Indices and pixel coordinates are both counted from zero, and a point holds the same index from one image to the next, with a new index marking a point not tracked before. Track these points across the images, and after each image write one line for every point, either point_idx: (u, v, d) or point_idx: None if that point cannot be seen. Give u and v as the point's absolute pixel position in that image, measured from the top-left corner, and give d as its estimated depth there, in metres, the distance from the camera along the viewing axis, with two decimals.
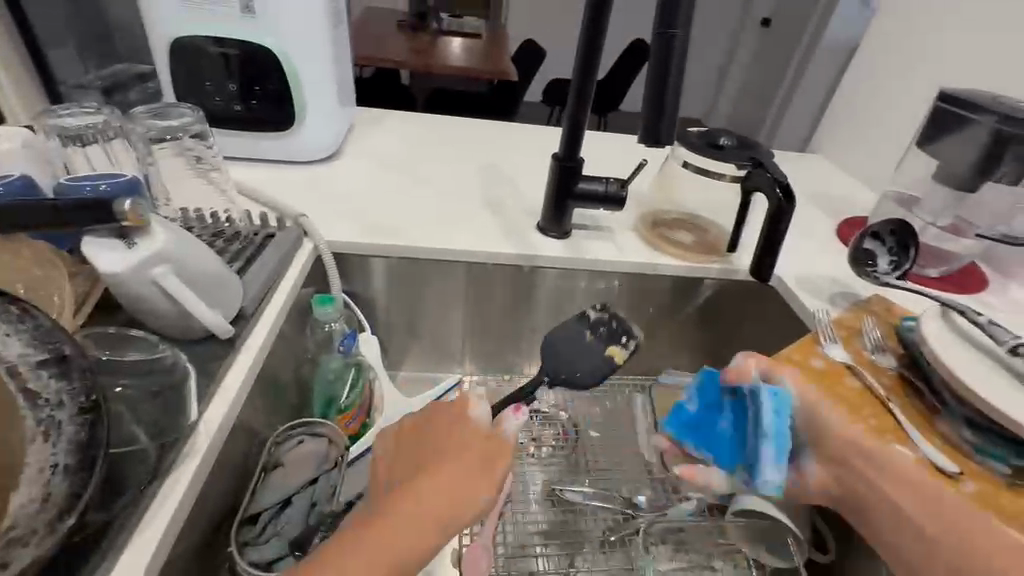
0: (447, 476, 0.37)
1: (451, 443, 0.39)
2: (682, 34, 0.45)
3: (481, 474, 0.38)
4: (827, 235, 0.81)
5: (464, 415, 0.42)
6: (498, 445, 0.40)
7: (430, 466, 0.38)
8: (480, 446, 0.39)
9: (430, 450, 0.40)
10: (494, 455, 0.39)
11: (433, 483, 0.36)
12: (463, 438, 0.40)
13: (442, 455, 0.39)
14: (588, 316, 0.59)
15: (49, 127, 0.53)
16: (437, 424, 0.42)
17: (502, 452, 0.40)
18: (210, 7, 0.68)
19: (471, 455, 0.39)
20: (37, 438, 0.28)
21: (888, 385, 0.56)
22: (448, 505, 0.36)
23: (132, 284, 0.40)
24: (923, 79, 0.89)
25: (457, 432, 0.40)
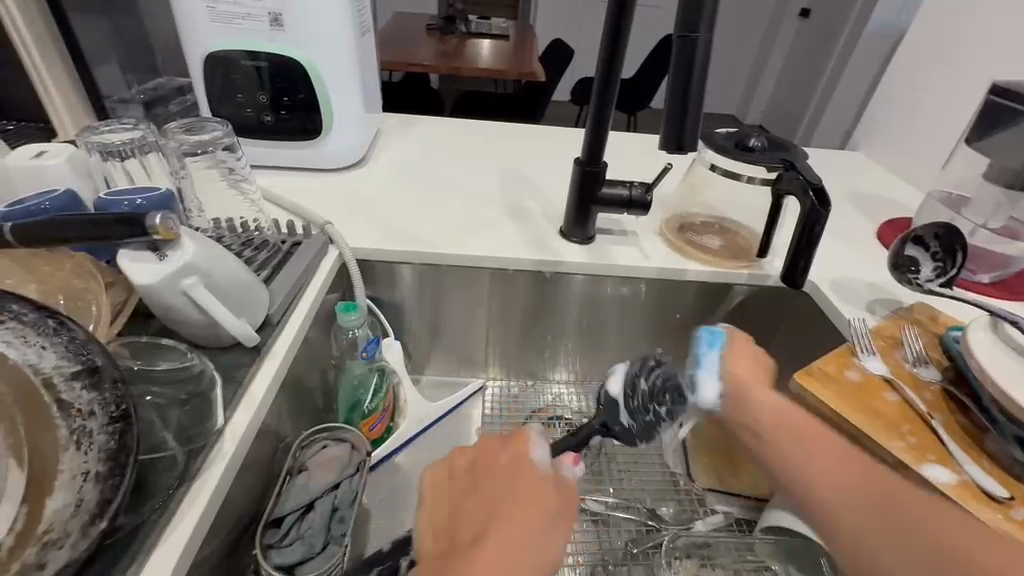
0: (529, 527, 0.37)
1: (523, 485, 0.40)
2: (705, 38, 0.43)
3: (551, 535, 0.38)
4: (866, 238, 0.77)
5: (530, 451, 0.42)
6: (564, 498, 0.41)
7: (496, 514, 0.38)
8: (556, 496, 0.40)
9: (491, 492, 0.40)
10: (561, 507, 0.40)
11: (516, 533, 0.36)
12: (530, 483, 0.40)
13: (514, 498, 0.39)
14: (649, 375, 0.57)
15: (90, 143, 0.55)
16: (503, 462, 0.42)
17: (568, 504, 0.40)
18: (240, 22, 0.71)
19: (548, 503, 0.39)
20: (71, 446, 0.29)
21: (931, 401, 0.52)
22: (530, 561, 0.36)
23: (164, 295, 0.42)
24: (972, 71, 0.84)
25: (527, 472, 0.41)
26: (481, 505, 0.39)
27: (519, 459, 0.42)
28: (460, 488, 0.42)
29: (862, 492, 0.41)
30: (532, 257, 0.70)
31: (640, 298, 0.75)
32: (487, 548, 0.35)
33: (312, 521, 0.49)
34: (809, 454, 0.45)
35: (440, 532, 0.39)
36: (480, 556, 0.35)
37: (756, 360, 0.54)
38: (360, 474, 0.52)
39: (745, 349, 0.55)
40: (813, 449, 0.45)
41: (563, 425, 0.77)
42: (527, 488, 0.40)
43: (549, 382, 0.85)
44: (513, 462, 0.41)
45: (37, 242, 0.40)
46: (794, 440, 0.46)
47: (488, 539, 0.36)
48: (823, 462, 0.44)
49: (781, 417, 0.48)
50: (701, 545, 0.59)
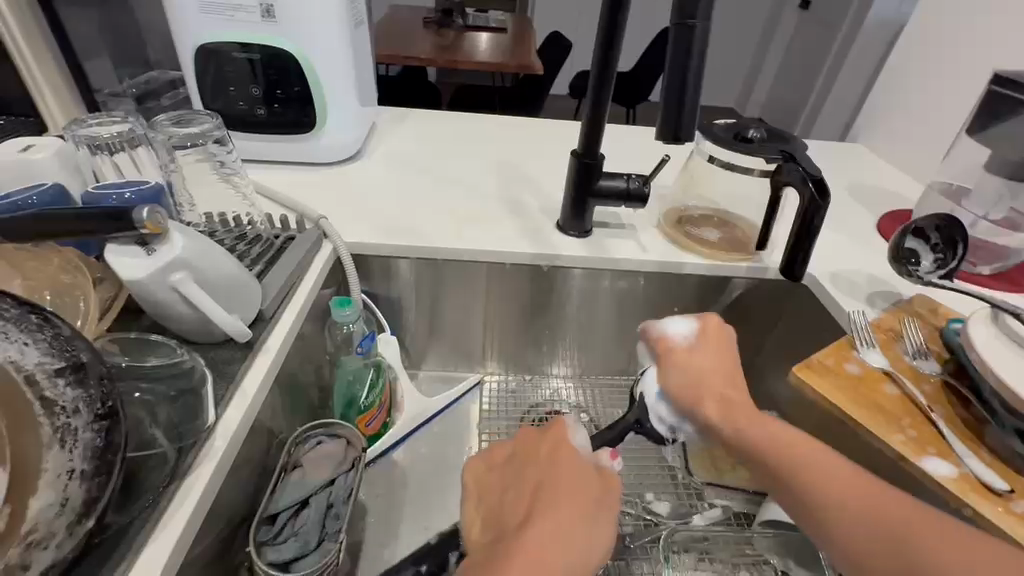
0: (577, 511, 0.39)
1: (567, 470, 0.42)
2: (702, 25, 0.42)
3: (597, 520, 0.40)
4: (867, 231, 0.76)
5: (569, 439, 0.45)
6: (606, 479, 0.43)
7: (541, 502, 0.40)
8: (598, 480, 0.42)
9: (533, 480, 0.42)
10: (604, 490, 0.42)
11: (564, 516, 0.39)
12: (570, 470, 0.42)
13: (558, 484, 0.41)
14: None
15: (78, 136, 0.54)
16: (545, 450, 0.44)
17: (610, 484, 0.43)
18: (232, 14, 0.70)
19: (592, 486, 0.42)
20: (54, 445, 0.28)
21: (931, 394, 0.52)
22: (579, 541, 0.38)
23: (153, 290, 0.41)
24: (974, 61, 0.82)
25: (568, 459, 0.43)
26: (524, 493, 0.41)
27: (559, 447, 0.44)
28: (502, 479, 0.44)
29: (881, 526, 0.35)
30: (529, 251, 0.69)
31: (638, 291, 0.74)
32: (536, 532, 0.37)
33: (306, 517, 0.48)
34: (825, 485, 0.38)
35: (491, 519, 0.41)
36: (526, 543, 0.37)
37: (729, 357, 0.48)
38: (354, 470, 0.52)
39: (722, 349, 0.49)
40: (831, 479, 0.38)
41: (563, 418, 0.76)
42: (569, 475, 0.42)
43: (547, 377, 0.84)
44: (552, 452, 0.44)
45: (23, 237, 0.40)
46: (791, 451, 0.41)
47: (535, 521, 0.38)
48: (824, 474, 0.39)
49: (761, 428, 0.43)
50: (699, 539, 0.59)
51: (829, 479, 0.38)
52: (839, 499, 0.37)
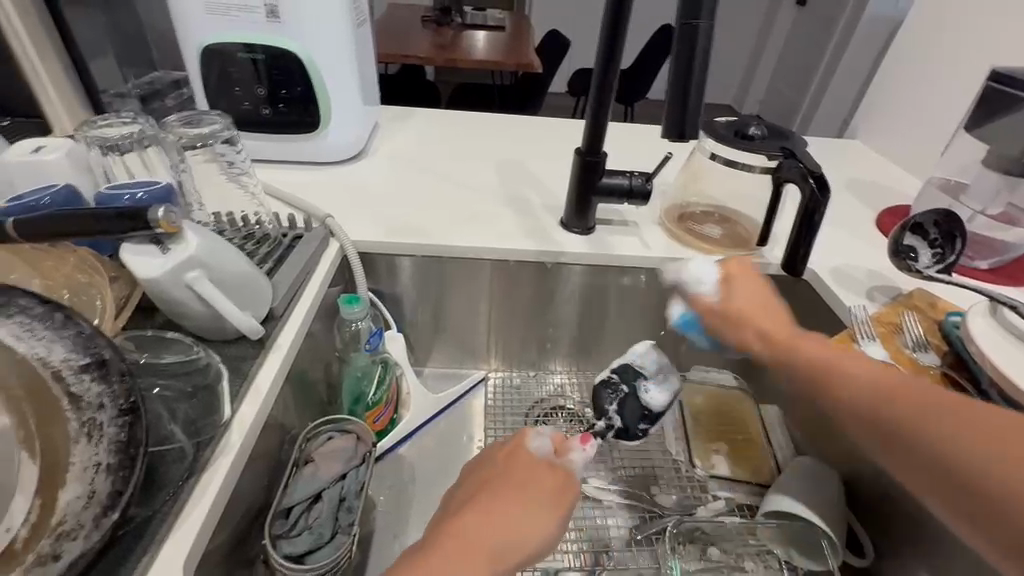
0: (541, 495, 0.44)
1: (524, 468, 0.46)
2: (706, 24, 0.43)
3: (537, 508, 0.43)
4: (866, 226, 0.77)
5: (526, 444, 0.48)
6: (557, 472, 0.46)
7: (482, 494, 0.44)
8: (556, 478, 0.46)
9: (479, 478, 0.46)
10: (552, 487, 0.45)
11: (530, 502, 0.43)
12: (518, 463, 0.46)
13: (504, 478, 0.45)
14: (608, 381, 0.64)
15: (89, 138, 0.55)
16: (500, 455, 0.48)
17: (562, 478, 0.46)
18: (237, 14, 0.70)
19: (551, 482, 0.46)
20: (81, 438, 0.29)
21: (931, 385, 0.53)
22: (514, 531, 0.41)
23: (169, 288, 0.42)
24: (971, 57, 0.83)
25: (519, 458, 0.47)
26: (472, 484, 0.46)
27: (516, 448, 0.48)
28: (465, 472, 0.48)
29: (940, 434, 0.35)
30: (534, 248, 0.70)
31: (642, 287, 0.75)
32: (469, 514, 0.42)
33: (320, 511, 0.49)
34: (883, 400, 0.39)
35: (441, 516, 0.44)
36: (467, 524, 0.41)
37: (762, 287, 0.51)
38: (366, 465, 0.53)
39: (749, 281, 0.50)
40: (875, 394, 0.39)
41: (566, 414, 0.78)
42: (527, 470, 0.46)
43: (549, 372, 0.85)
44: (509, 448, 0.48)
45: (40, 236, 0.40)
46: (839, 365, 0.42)
47: (474, 501, 0.43)
48: (887, 392, 0.39)
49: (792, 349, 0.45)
50: (706, 530, 0.60)
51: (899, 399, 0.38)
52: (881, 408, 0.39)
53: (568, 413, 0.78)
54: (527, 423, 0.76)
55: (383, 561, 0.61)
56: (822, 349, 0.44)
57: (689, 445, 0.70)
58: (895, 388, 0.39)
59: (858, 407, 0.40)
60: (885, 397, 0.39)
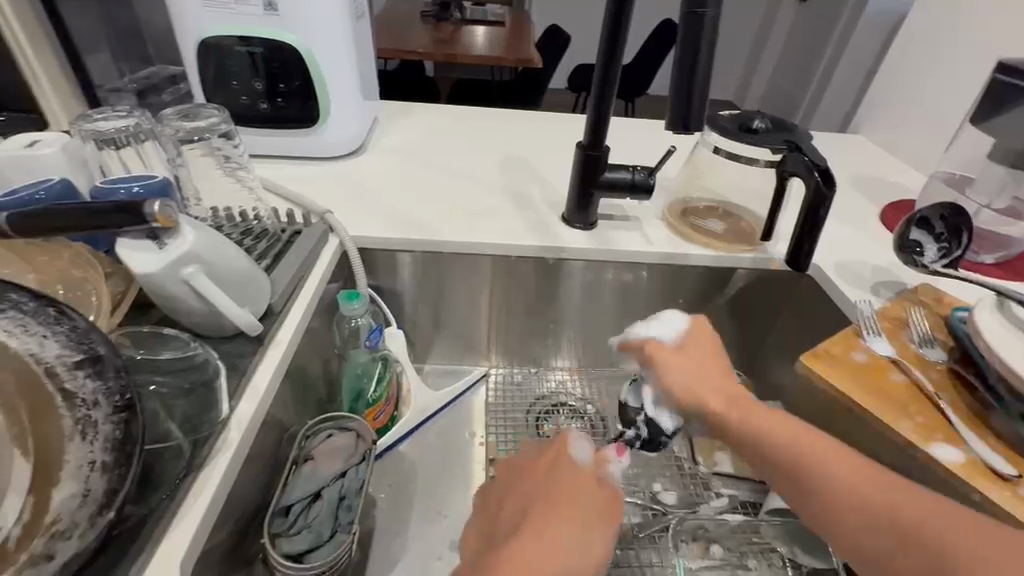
0: (593, 510, 0.45)
1: (573, 480, 0.47)
2: (712, 14, 0.42)
3: (600, 527, 0.44)
4: (870, 221, 0.77)
5: (569, 450, 0.49)
6: (610, 489, 0.48)
7: (537, 516, 0.44)
8: (604, 493, 0.47)
9: (525, 498, 0.46)
10: (609, 503, 0.46)
11: (584, 517, 0.44)
12: (569, 474, 0.47)
13: (561, 493, 0.46)
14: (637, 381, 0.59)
15: (84, 131, 0.54)
16: (547, 466, 0.48)
17: (614, 495, 0.47)
18: (234, 7, 0.69)
19: (599, 498, 0.46)
20: (75, 435, 0.28)
21: (937, 381, 0.52)
22: (580, 552, 0.42)
23: (164, 284, 0.41)
24: (976, 50, 0.83)
25: (571, 469, 0.48)
26: (516, 497, 0.47)
27: (562, 458, 0.49)
28: (496, 491, 0.49)
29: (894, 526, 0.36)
30: (534, 243, 0.69)
31: (643, 283, 0.74)
32: (521, 542, 0.42)
33: (320, 509, 0.48)
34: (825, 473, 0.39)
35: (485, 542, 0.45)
36: (529, 546, 0.41)
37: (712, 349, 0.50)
38: (366, 463, 0.52)
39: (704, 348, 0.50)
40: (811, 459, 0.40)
41: (567, 410, 0.78)
42: (580, 485, 0.46)
43: (550, 369, 0.84)
44: (558, 459, 0.48)
45: (32, 231, 0.39)
46: (786, 438, 0.42)
47: (533, 524, 0.43)
48: (834, 481, 0.39)
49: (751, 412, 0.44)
50: (709, 528, 0.59)
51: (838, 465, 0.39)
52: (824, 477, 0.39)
53: (570, 411, 0.78)
54: (528, 420, 0.76)
55: (384, 559, 0.61)
56: (756, 411, 0.44)
57: (691, 442, 0.69)
58: (850, 471, 0.39)
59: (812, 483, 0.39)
60: (837, 485, 0.38)
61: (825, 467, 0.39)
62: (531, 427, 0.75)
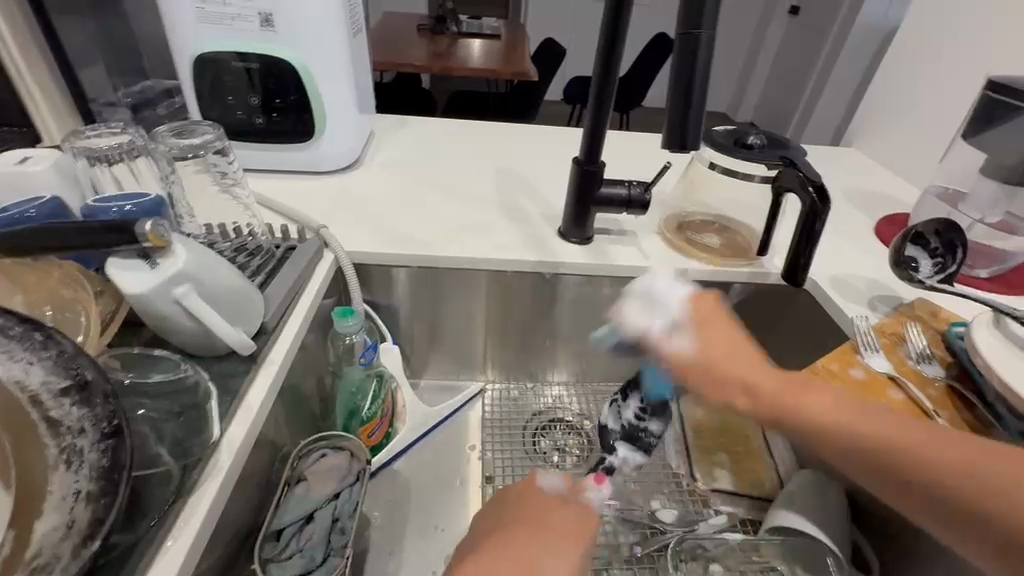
0: (563, 530, 0.44)
1: (543, 505, 0.46)
2: (707, 34, 0.42)
3: (565, 544, 0.43)
4: (865, 235, 0.77)
5: (537, 482, 0.49)
6: (577, 512, 0.46)
7: (497, 536, 0.43)
8: (571, 514, 0.46)
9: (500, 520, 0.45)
10: (578, 527, 0.45)
11: (548, 533, 0.43)
12: (535, 499, 0.47)
13: (522, 519, 0.45)
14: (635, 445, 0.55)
15: (76, 149, 0.53)
16: (514, 496, 0.48)
17: (584, 519, 0.46)
18: (230, 22, 0.69)
19: (569, 523, 0.45)
20: (60, 465, 0.27)
21: (936, 398, 0.52)
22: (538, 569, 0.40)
23: (156, 303, 0.40)
24: (966, 65, 0.84)
25: (536, 497, 0.47)
26: (500, 516, 0.46)
27: (529, 488, 0.48)
28: (491, 519, 0.46)
29: (951, 465, 0.37)
30: (531, 258, 0.69)
31: None
32: (493, 557, 0.40)
33: (312, 532, 0.47)
34: (850, 436, 0.40)
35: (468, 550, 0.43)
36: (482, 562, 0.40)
37: (719, 322, 0.51)
38: (360, 483, 0.51)
39: (710, 322, 0.51)
40: (840, 420, 0.41)
41: (563, 426, 0.78)
42: (544, 510, 0.46)
43: (546, 384, 0.84)
44: (525, 489, 0.48)
45: (22, 250, 0.39)
46: (823, 411, 0.42)
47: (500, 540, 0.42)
48: (875, 441, 0.40)
49: (767, 375, 0.46)
50: (708, 547, 0.59)
51: (841, 415, 0.41)
52: (857, 441, 0.40)
53: (565, 426, 0.79)
54: (524, 435, 0.76)
55: None
56: (822, 397, 0.43)
57: (690, 456, 0.69)
58: (879, 422, 0.40)
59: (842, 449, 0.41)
60: (875, 440, 0.40)
61: (838, 419, 0.41)
62: (528, 443, 0.75)
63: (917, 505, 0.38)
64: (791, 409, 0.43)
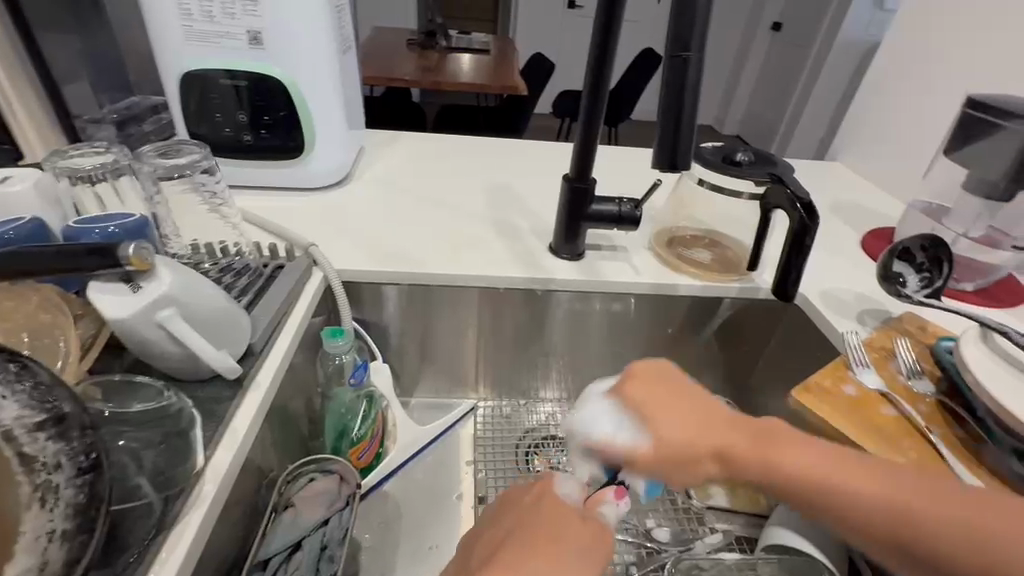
0: (583, 552, 0.42)
1: (562, 520, 0.44)
2: (696, 57, 0.43)
3: (586, 567, 0.41)
4: (853, 249, 0.78)
5: (555, 491, 0.47)
6: (595, 525, 0.44)
7: (503, 551, 0.41)
8: (588, 530, 0.44)
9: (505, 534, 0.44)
10: (596, 540, 0.43)
11: (560, 549, 0.41)
12: (537, 520, 0.44)
13: (526, 533, 0.43)
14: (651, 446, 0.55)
15: (59, 169, 0.52)
16: (524, 504, 0.46)
17: (601, 532, 0.44)
18: (217, 40, 0.69)
19: (587, 538, 0.43)
20: (33, 503, 0.26)
21: (927, 414, 0.52)
22: None
23: (138, 328, 0.39)
24: (946, 83, 0.86)
25: (552, 508, 0.45)
26: (513, 522, 0.44)
27: (544, 497, 0.46)
28: (492, 531, 0.45)
29: (959, 527, 0.36)
30: (523, 275, 0.69)
31: (630, 313, 0.74)
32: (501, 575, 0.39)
33: (300, 561, 0.46)
34: (848, 492, 0.38)
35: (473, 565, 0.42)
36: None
37: (675, 392, 0.44)
38: (350, 506, 0.50)
39: (660, 394, 0.43)
40: (835, 474, 0.39)
41: (557, 443, 0.77)
42: (557, 524, 0.43)
43: (538, 401, 0.83)
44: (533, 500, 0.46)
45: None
46: (825, 476, 0.39)
47: (507, 557, 0.40)
48: (866, 498, 0.38)
49: (737, 438, 0.41)
50: (704, 567, 0.57)
51: (840, 470, 0.39)
52: (854, 495, 0.38)
53: (560, 443, 0.77)
54: (518, 453, 0.74)
55: None
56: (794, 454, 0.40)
57: None
58: (871, 479, 0.38)
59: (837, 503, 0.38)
60: (869, 499, 0.38)
61: (827, 470, 0.39)
62: (522, 462, 0.73)
63: (895, 558, 0.38)
64: (770, 468, 0.40)
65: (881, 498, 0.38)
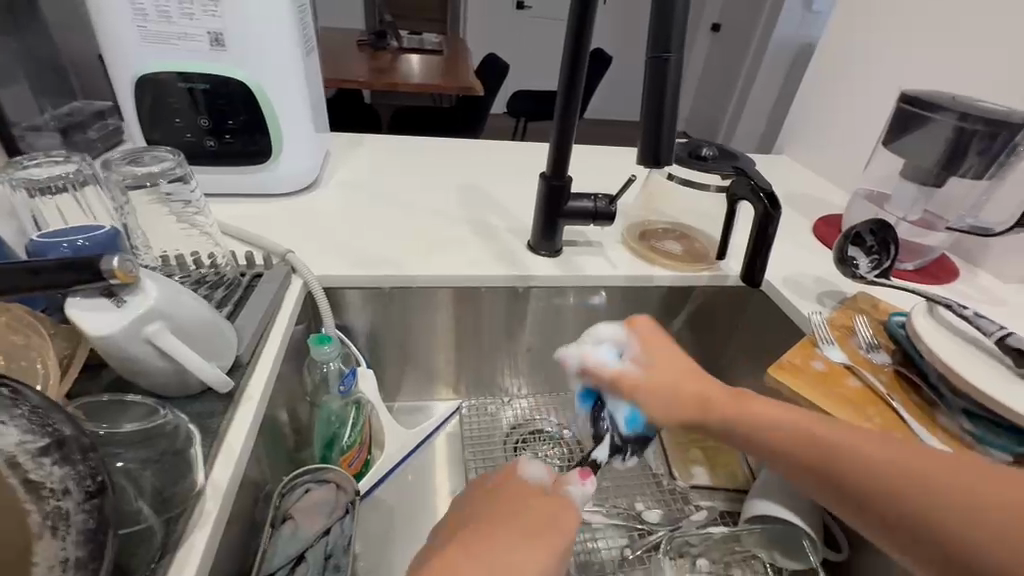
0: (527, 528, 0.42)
1: (518, 506, 0.44)
2: (676, 58, 0.45)
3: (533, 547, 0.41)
4: (806, 236, 0.83)
5: (521, 472, 0.47)
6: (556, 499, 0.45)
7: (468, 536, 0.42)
8: (545, 506, 0.44)
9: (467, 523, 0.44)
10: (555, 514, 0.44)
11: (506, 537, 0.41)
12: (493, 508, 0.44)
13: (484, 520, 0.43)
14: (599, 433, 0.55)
15: (13, 178, 0.48)
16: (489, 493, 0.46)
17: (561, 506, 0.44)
18: (175, 41, 0.66)
19: (540, 515, 0.43)
20: (45, 532, 0.25)
21: (886, 382, 0.57)
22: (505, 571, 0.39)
23: (124, 345, 0.37)
24: (880, 80, 0.93)
25: (513, 493, 0.45)
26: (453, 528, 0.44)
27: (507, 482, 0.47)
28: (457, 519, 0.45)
29: (930, 494, 0.39)
30: (505, 273, 0.70)
31: (609, 305, 0.76)
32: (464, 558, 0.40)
33: (304, 573, 0.45)
34: (838, 450, 0.43)
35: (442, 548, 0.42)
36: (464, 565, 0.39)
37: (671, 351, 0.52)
38: (350, 515, 0.50)
39: (659, 348, 0.52)
40: (823, 430, 0.44)
41: (544, 437, 0.78)
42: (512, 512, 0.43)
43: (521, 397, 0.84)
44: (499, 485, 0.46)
45: None
46: (856, 443, 0.43)
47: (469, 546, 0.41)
48: (836, 448, 0.43)
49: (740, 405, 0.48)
50: (694, 543, 0.60)
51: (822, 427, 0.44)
52: (843, 447, 0.43)
53: (546, 436, 0.78)
54: (506, 450, 0.75)
55: None
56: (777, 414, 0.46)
57: (668, 458, 0.72)
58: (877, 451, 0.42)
59: (807, 455, 0.44)
60: (883, 477, 0.40)
61: (814, 433, 0.44)
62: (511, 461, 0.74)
63: (868, 522, 0.41)
64: (766, 429, 0.46)
65: (861, 455, 0.42)
